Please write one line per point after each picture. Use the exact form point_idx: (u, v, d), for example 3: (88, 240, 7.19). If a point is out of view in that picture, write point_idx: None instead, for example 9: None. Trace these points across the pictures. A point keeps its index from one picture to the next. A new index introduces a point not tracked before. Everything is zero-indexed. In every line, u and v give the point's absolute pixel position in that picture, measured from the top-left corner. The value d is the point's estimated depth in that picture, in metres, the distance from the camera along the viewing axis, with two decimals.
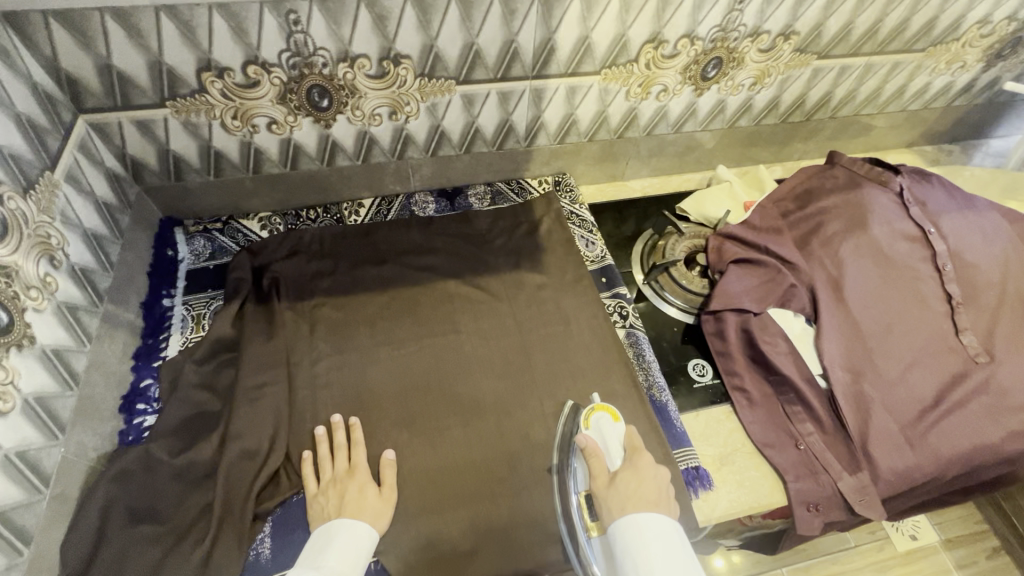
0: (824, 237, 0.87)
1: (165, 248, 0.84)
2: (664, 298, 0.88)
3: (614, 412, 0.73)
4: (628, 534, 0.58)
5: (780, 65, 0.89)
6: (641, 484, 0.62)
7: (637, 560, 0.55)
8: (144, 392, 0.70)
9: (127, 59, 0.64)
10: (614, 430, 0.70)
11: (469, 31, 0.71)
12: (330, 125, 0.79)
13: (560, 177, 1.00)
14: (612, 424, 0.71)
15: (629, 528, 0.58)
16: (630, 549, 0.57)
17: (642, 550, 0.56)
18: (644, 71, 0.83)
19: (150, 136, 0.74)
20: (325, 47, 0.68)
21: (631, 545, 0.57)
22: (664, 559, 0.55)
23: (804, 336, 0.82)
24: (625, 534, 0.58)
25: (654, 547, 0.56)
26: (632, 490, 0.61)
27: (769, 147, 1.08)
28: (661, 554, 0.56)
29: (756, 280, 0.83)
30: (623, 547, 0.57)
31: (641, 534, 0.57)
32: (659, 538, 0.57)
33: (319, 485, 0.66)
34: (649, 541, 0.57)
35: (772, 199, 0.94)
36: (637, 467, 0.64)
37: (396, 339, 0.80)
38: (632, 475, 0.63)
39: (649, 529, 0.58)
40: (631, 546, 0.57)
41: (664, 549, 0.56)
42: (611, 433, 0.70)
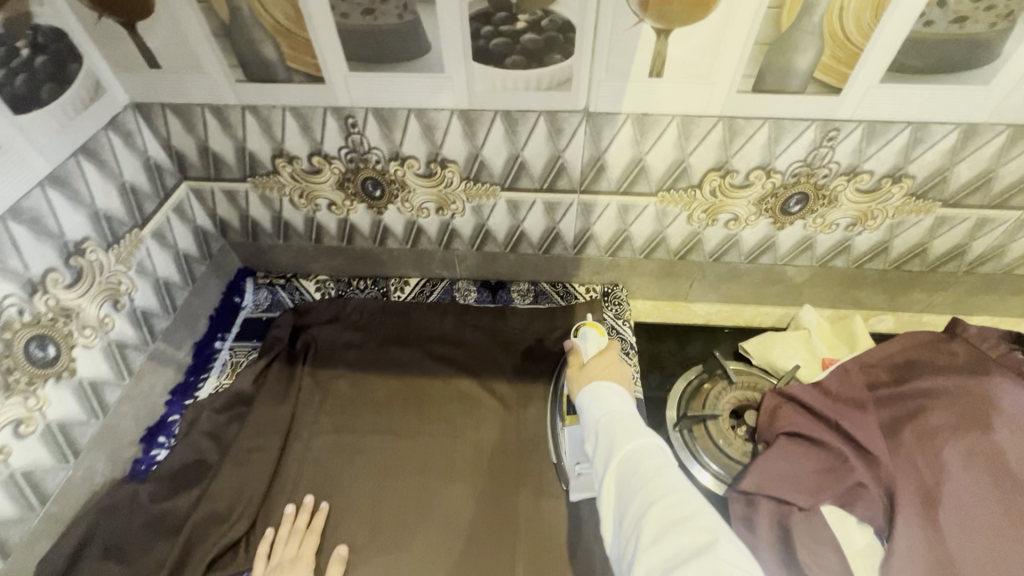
0: (922, 428, 0.68)
1: (233, 295, 0.93)
2: (697, 455, 0.73)
3: (601, 329, 0.79)
4: (589, 390, 0.65)
5: (887, 208, 0.74)
6: (605, 369, 0.68)
7: (595, 402, 0.62)
8: (168, 426, 0.78)
9: (220, 142, 0.75)
10: (597, 338, 0.76)
11: (514, 144, 0.71)
12: (382, 213, 0.84)
13: (611, 288, 0.94)
14: (596, 334, 0.77)
15: (591, 386, 0.65)
16: (591, 395, 0.64)
17: (602, 395, 0.63)
18: (709, 198, 0.76)
19: (235, 203, 0.85)
20: (379, 147, 0.73)
21: (591, 394, 0.64)
22: (618, 398, 0.62)
23: (867, 554, 0.63)
24: (590, 390, 0.65)
25: (613, 393, 0.63)
26: (598, 371, 0.68)
27: (879, 293, 0.90)
28: (617, 397, 0.62)
29: (810, 464, 0.67)
30: (586, 396, 0.65)
31: (599, 387, 0.64)
32: (613, 388, 0.64)
33: (266, 567, 0.65)
34: (608, 390, 0.64)
35: (860, 362, 0.76)
36: (605, 356, 0.71)
37: (393, 428, 0.79)
38: (600, 361, 0.70)
39: (605, 384, 0.65)
40: (590, 395, 0.64)
41: (620, 394, 0.63)
42: (594, 341, 0.76)
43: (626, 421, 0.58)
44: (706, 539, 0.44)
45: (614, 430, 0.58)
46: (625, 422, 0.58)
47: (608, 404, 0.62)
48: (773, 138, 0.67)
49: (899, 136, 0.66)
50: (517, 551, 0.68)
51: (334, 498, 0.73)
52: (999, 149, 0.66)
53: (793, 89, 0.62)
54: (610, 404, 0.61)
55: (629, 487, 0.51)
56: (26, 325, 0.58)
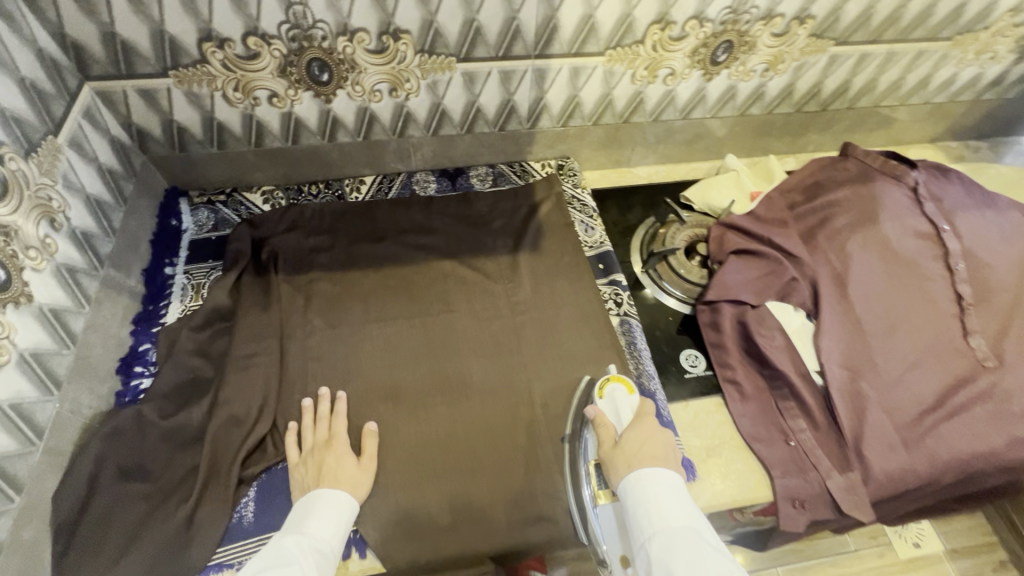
0: (831, 231, 0.84)
1: (169, 219, 0.85)
2: (663, 288, 0.87)
3: (629, 384, 0.71)
4: (640, 493, 0.58)
5: (794, 50, 0.86)
6: (642, 446, 0.63)
7: (651, 516, 0.56)
8: (142, 355, 0.72)
9: (130, 26, 0.65)
10: (627, 401, 0.69)
11: (469, 7, 0.70)
12: (331, 100, 0.79)
13: (564, 160, 0.99)
14: (625, 395, 0.70)
15: (633, 480, 0.59)
16: (638, 498, 0.57)
17: (651, 506, 0.56)
18: (651, 53, 0.81)
19: (155, 105, 0.75)
20: (324, 20, 0.68)
21: (641, 500, 0.57)
22: (671, 508, 0.56)
23: (802, 331, 0.80)
24: (635, 490, 0.58)
25: (665, 503, 0.56)
26: (636, 451, 0.62)
27: (784, 138, 1.05)
28: (670, 511, 0.55)
29: (755, 272, 0.81)
30: (637, 503, 0.57)
31: (652, 489, 0.57)
32: (668, 493, 0.57)
33: (301, 455, 0.67)
34: (658, 500, 0.57)
35: (780, 190, 0.91)
36: (642, 431, 0.64)
37: (387, 316, 0.81)
38: (636, 437, 0.63)
39: (659, 491, 0.57)
40: (644, 501, 0.57)
41: (673, 506, 0.56)
42: (622, 406, 0.69)
43: (687, 555, 0.51)
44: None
45: (674, 563, 0.51)
46: (689, 553, 0.51)
47: (659, 521, 0.55)
48: None
49: None
50: (528, 384, 0.76)
51: (348, 384, 0.74)
52: None
53: None
54: (669, 523, 0.54)
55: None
56: None
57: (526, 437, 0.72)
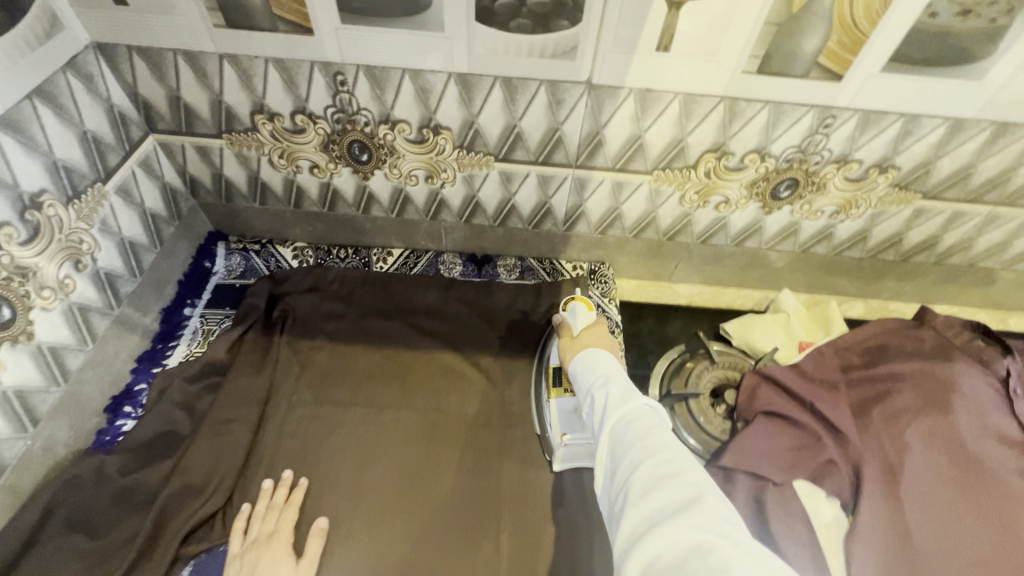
0: (888, 409, 0.72)
1: (204, 260, 0.88)
2: (676, 432, 0.76)
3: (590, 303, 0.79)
4: (587, 359, 0.63)
5: (872, 197, 0.76)
6: (598, 339, 0.69)
7: (594, 370, 0.60)
8: (134, 395, 0.73)
9: (193, 93, 0.69)
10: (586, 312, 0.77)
11: (512, 114, 0.69)
12: (368, 178, 0.80)
13: (598, 266, 0.93)
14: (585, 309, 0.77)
15: (582, 351, 0.66)
16: (582, 361, 0.63)
17: (592, 363, 0.61)
18: (703, 179, 0.75)
19: (208, 161, 0.79)
20: (368, 108, 0.69)
21: (588, 361, 0.62)
22: (609, 362, 0.61)
23: (833, 528, 0.67)
24: (581, 359, 0.64)
25: (604, 361, 0.61)
26: (591, 340, 0.69)
27: (853, 280, 0.93)
28: (608, 363, 0.61)
29: (785, 442, 0.70)
30: (584, 365, 0.62)
31: (595, 355, 0.63)
32: (608, 357, 0.63)
33: (242, 544, 0.63)
34: (598, 359, 0.62)
35: (834, 346, 0.79)
36: (598, 328, 0.71)
37: (374, 402, 0.77)
38: (592, 330, 0.71)
39: (602, 356, 0.63)
40: (589, 362, 0.62)
41: (611, 360, 0.61)
42: (582, 316, 0.75)
43: (624, 386, 0.56)
44: (690, 493, 0.41)
45: (610, 391, 0.55)
46: (623, 386, 0.56)
47: (599, 370, 0.60)
48: (772, 121, 0.67)
49: (892, 126, 0.67)
50: (499, 515, 0.69)
51: (314, 471, 0.71)
52: (981, 145, 0.68)
53: (797, 73, 0.61)
54: (609, 371, 0.59)
55: (622, 442, 0.49)
56: None
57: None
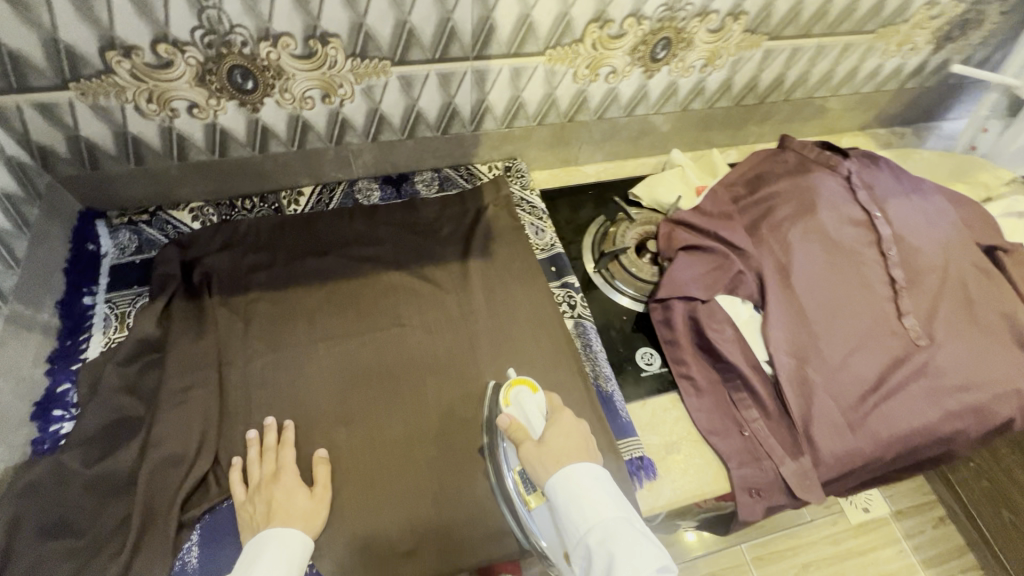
0: (774, 222, 0.87)
1: (86, 243, 0.78)
2: (615, 286, 0.87)
3: (531, 383, 0.71)
4: (570, 488, 0.55)
5: (730, 45, 0.87)
6: (569, 438, 0.62)
7: (584, 510, 0.54)
8: (61, 397, 0.66)
9: (16, 35, 0.58)
10: (533, 401, 0.68)
11: (400, 8, 0.67)
12: (258, 109, 0.74)
13: (511, 162, 0.97)
14: (530, 397, 0.68)
15: (559, 475, 0.57)
16: (563, 492, 0.55)
17: (577, 499, 0.55)
18: (591, 52, 0.80)
19: (57, 122, 0.68)
20: (242, 24, 0.64)
21: (571, 495, 0.55)
22: (595, 495, 0.54)
23: (750, 323, 0.81)
24: (561, 487, 0.56)
25: (589, 494, 0.55)
26: (563, 443, 0.61)
27: (725, 130, 1.06)
28: (594, 497, 0.54)
29: (704, 267, 0.82)
30: (568, 499, 0.55)
31: (578, 486, 0.55)
32: (593, 481, 0.56)
33: (248, 491, 0.63)
34: (585, 492, 0.55)
35: (724, 184, 0.92)
36: (562, 424, 0.63)
37: (333, 334, 0.77)
38: (558, 429, 0.62)
39: (587, 484, 0.56)
40: (574, 498, 0.55)
41: (597, 493, 0.55)
42: (535, 410, 0.67)
43: (625, 544, 0.50)
44: None
45: (613, 557, 0.49)
46: (625, 544, 0.50)
47: (589, 512, 0.53)
48: None
49: None
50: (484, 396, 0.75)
51: (294, 411, 0.70)
52: None
53: None
54: (602, 517, 0.53)
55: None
56: None
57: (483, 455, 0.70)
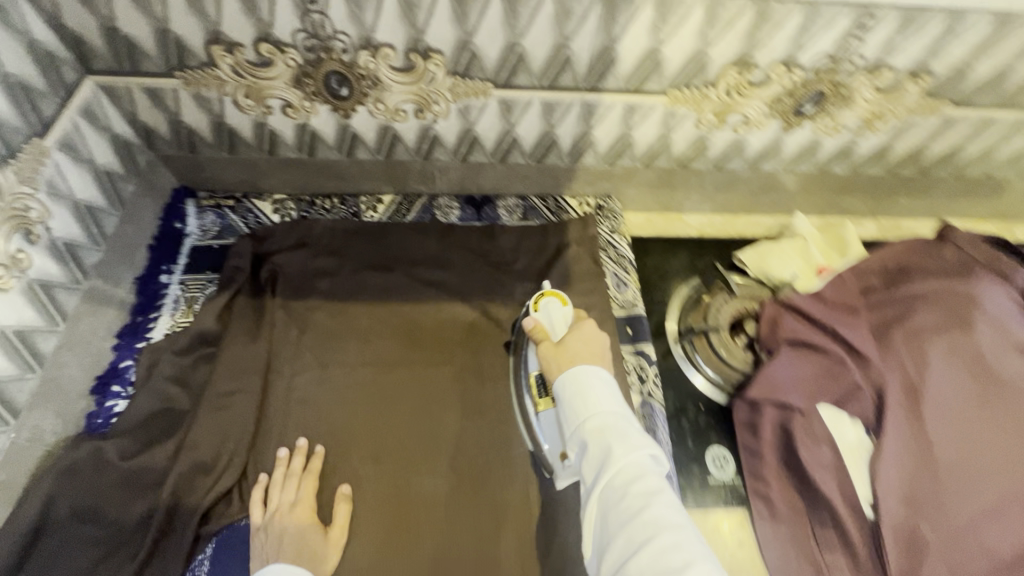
0: (912, 329, 0.71)
1: (173, 221, 0.78)
2: (694, 361, 0.76)
3: (563, 295, 0.69)
4: (575, 385, 0.56)
5: (900, 107, 0.71)
6: (587, 345, 0.61)
7: (584, 404, 0.54)
8: (121, 373, 0.67)
9: (132, 22, 0.59)
10: (561, 308, 0.67)
11: (512, 30, 0.60)
12: (350, 116, 0.71)
13: (605, 199, 0.86)
14: (559, 305, 0.67)
15: (568, 374, 0.57)
16: (569, 389, 0.56)
17: (579, 396, 0.55)
18: (723, 98, 0.69)
19: (162, 105, 0.69)
20: (345, 31, 0.60)
21: (575, 390, 0.56)
22: (597, 392, 0.55)
23: (858, 451, 0.67)
24: (568, 385, 0.56)
25: (593, 391, 0.55)
26: (579, 350, 0.60)
27: (869, 200, 0.89)
28: (597, 394, 0.55)
29: (810, 370, 0.69)
30: (572, 393, 0.55)
31: (582, 382, 0.56)
32: (598, 380, 0.56)
33: (265, 515, 0.61)
34: (587, 389, 0.55)
35: (855, 270, 0.77)
36: (583, 331, 0.62)
37: (384, 360, 0.73)
38: (578, 335, 0.62)
39: (592, 381, 0.56)
40: (577, 393, 0.55)
41: (600, 390, 0.55)
42: (559, 317, 0.66)
43: (621, 434, 0.51)
44: None
45: (608, 443, 0.50)
46: (620, 436, 0.51)
47: (588, 405, 0.54)
48: (804, 25, 0.60)
49: (932, 26, 0.60)
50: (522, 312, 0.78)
51: (328, 437, 0.67)
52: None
53: None
54: (600, 408, 0.53)
55: (620, 512, 0.46)
56: None
57: (509, 536, 0.64)
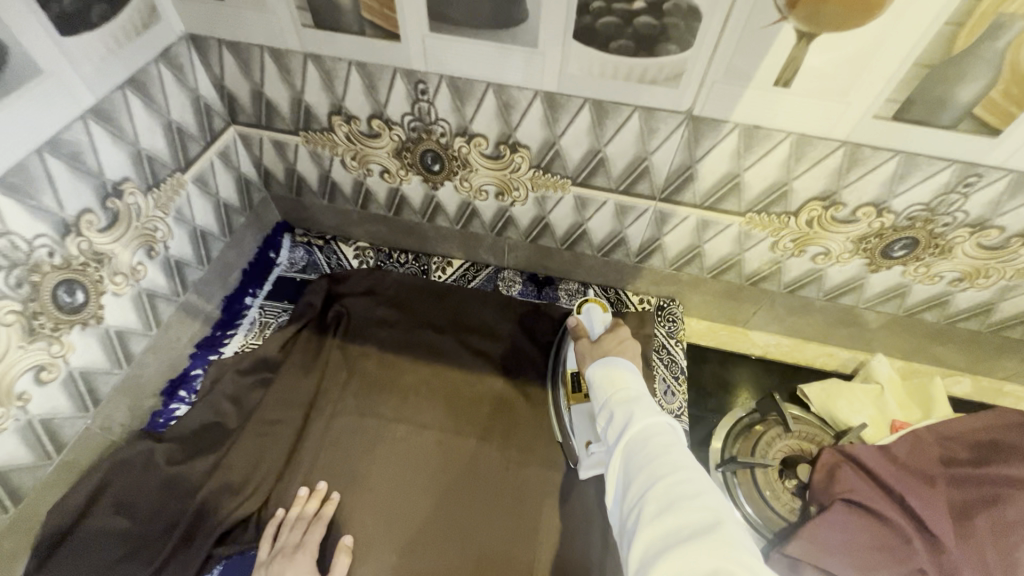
0: (1001, 522, 0.61)
1: (268, 250, 0.88)
2: (734, 497, 0.69)
3: (603, 305, 0.74)
4: (606, 370, 0.57)
5: (1007, 268, 0.65)
6: (619, 346, 0.63)
7: (612, 379, 0.55)
8: (189, 380, 0.75)
9: (274, 89, 0.69)
10: (601, 315, 0.71)
11: (597, 138, 0.63)
12: (437, 188, 0.77)
13: (667, 302, 0.86)
14: (600, 312, 0.72)
15: (601, 361, 0.59)
16: (600, 373, 0.57)
17: (609, 374, 0.56)
18: (803, 228, 0.67)
19: (283, 156, 0.79)
20: (446, 119, 0.66)
21: (605, 372, 0.57)
22: (627, 370, 0.56)
23: None
24: (599, 372, 0.58)
25: (622, 370, 0.56)
26: (611, 348, 0.63)
27: (963, 355, 0.81)
28: (626, 370, 0.56)
29: (866, 539, 0.61)
30: (602, 374, 0.57)
31: (613, 366, 0.57)
32: (627, 366, 0.56)
33: (269, 551, 0.62)
34: (616, 368, 0.56)
35: (936, 433, 0.70)
36: (618, 333, 0.65)
37: (418, 421, 0.75)
38: (613, 336, 0.65)
39: (620, 363, 0.57)
40: (606, 373, 0.56)
41: (629, 368, 0.56)
42: (599, 320, 0.70)
43: (646, 400, 0.51)
44: (711, 518, 0.39)
45: (633, 405, 0.51)
46: (645, 402, 0.51)
47: (617, 380, 0.55)
48: (899, 174, 0.58)
49: None
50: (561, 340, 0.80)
51: (349, 485, 0.69)
52: None
53: (942, 123, 0.52)
54: (629, 382, 0.54)
55: (639, 462, 0.45)
56: (56, 269, 0.54)
57: None
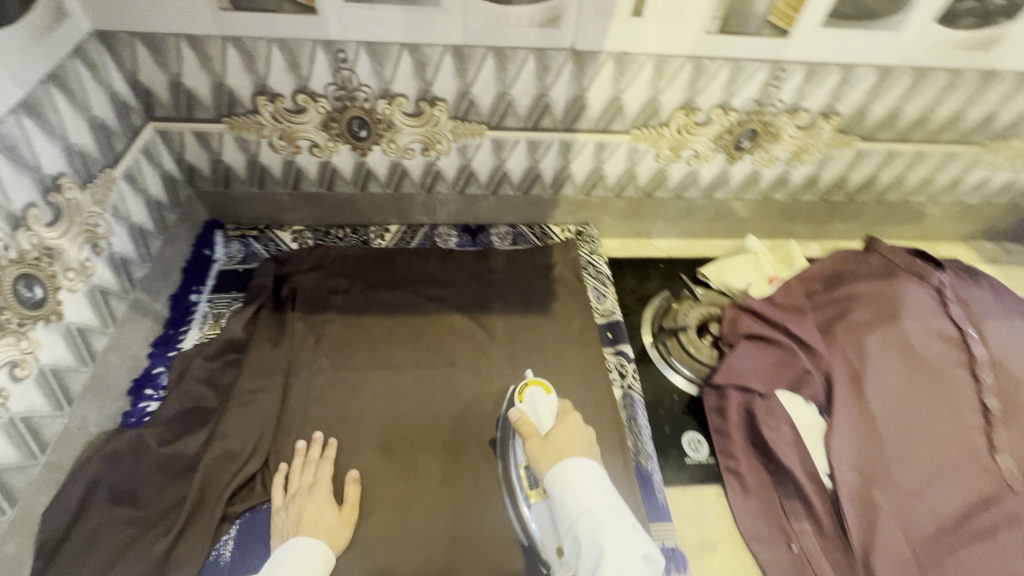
0: (850, 324, 0.82)
1: (203, 249, 0.88)
2: (671, 363, 0.86)
3: (547, 386, 0.70)
4: (567, 479, 0.57)
5: (820, 142, 0.87)
6: (572, 439, 0.63)
7: (578, 498, 0.55)
8: (154, 378, 0.74)
9: (194, 77, 0.72)
10: (546, 402, 0.67)
11: (503, 82, 0.75)
12: (366, 154, 0.84)
13: (583, 227, 1.00)
14: (544, 398, 0.68)
15: (557, 467, 0.59)
16: (561, 480, 0.57)
17: (573, 489, 0.56)
18: (675, 136, 0.84)
19: (207, 147, 0.81)
20: (368, 84, 0.74)
21: (567, 485, 0.57)
22: (591, 488, 0.56)
23: (812, 428, 0.76)
24: (559, 481, 0.57)
25: (586, 487, 0.56)
26: (564, 442, 0.62)
27: (809, 223, 1.04)
28: (589, 485, 0.56)
29: (766, 360, 0.79)
30: (564, 489, 0.57)
31: (574, 477, 0.57)
32: (591, 476, 0.57)
33: (285, 497, 0.67)
34: (578, 483, 0.56)
35: (799, 278, 0.90)
36: (568, 426, 0.64)
37: (391, 364, 0.82)
38: (565, 429, 0.64)
39: (582, 475, 0.57)
40: (570, 488, 0.56)
41: (593, 486, 0.56)
42: (546, 407, 0.67)
43: (615, 531, 0.52)
44: None
45: (603, 542, 0.51)
46: (614, 534, 0.52)
47: (582, 500, 0.55)
48: (732, 78, 0.76)
49: (831, 77, 0.77)
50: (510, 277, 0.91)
51: (341, 429, 0.74)
52: (906, 89, 0.80)
53: (750, 31, 0.70)
54: (594, 504, 0.55)
55: None
56: (13, 263, 0.54)
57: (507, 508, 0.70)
